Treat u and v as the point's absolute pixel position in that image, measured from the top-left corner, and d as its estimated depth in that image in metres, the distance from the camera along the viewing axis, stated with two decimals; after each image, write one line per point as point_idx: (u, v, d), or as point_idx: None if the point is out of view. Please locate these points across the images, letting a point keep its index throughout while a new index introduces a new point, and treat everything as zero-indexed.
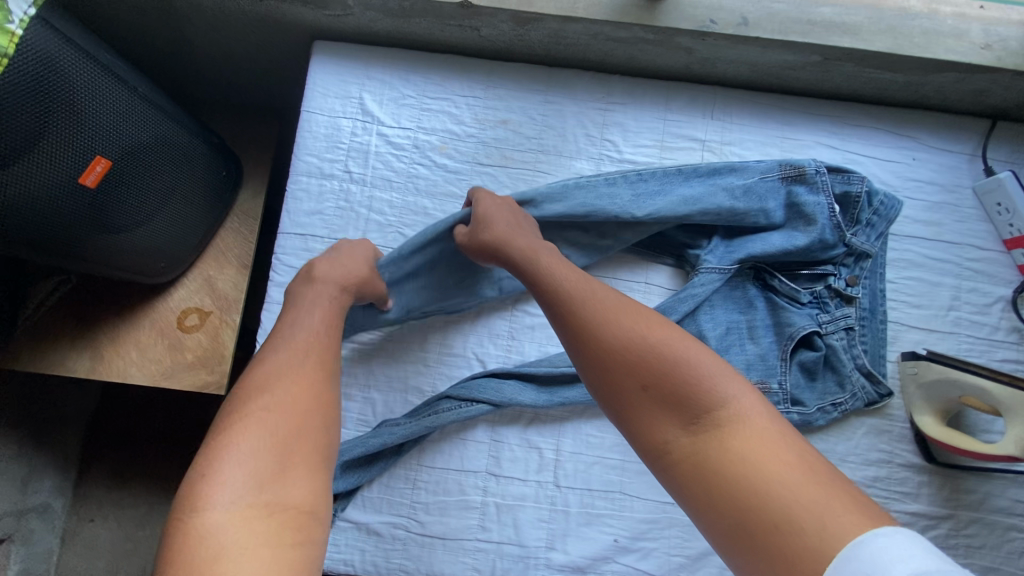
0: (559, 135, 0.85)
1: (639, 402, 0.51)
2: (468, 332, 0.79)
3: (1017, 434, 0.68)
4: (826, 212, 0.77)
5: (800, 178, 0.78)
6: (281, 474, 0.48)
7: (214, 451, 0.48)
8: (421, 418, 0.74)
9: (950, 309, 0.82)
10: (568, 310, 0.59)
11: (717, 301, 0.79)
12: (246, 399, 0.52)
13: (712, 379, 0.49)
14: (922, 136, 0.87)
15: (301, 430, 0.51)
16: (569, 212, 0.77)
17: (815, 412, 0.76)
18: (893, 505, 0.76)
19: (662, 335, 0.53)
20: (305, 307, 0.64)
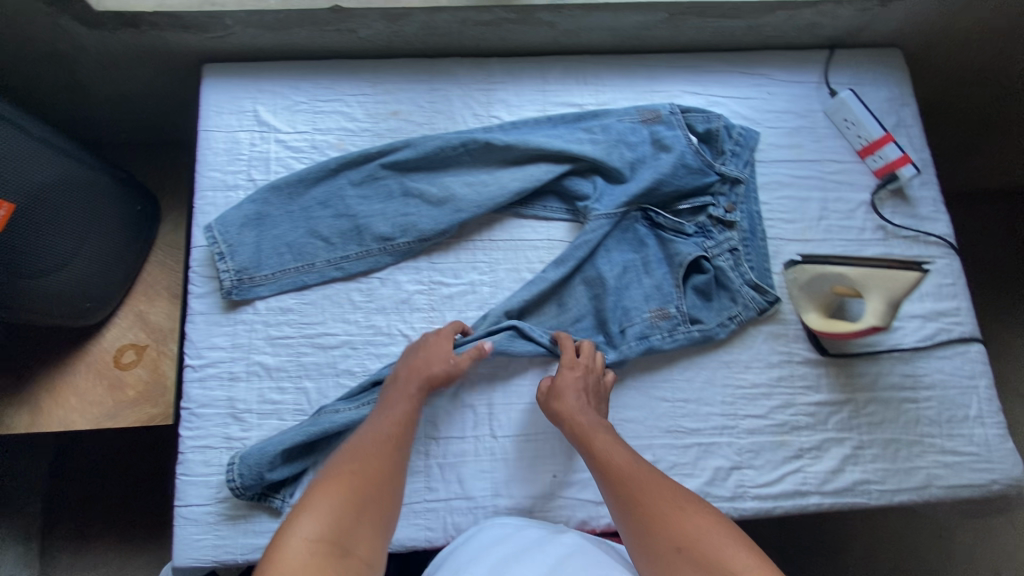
0: (448, 117, 0.91)
1: (664, 564, 0.60)
2: (388, 311, 0.83)
3: (876, 307, 0.77)
4: (685, 142, 0.87)
5: (657, 119, 0.88)
6: (355, 530, 0.60)
7: (304, 504, 0.60)
8: (360, 401, 0.78)
9: (820, 219, 0.91)
10: (610, 462, 0.69)
11: (612, 245, 0.86)
12: (339, 465, 0.66)
13: (721, 553, 0.59)
14: (774, 72, 0.96)
15: (366, 511, 0.62)
16: (445, 154, 0.87)
17: (713, 327, 0.84)
18: (798, 399, 0.84)
19: (684, 508, 0.63)
20: (393, 394, 0.74)
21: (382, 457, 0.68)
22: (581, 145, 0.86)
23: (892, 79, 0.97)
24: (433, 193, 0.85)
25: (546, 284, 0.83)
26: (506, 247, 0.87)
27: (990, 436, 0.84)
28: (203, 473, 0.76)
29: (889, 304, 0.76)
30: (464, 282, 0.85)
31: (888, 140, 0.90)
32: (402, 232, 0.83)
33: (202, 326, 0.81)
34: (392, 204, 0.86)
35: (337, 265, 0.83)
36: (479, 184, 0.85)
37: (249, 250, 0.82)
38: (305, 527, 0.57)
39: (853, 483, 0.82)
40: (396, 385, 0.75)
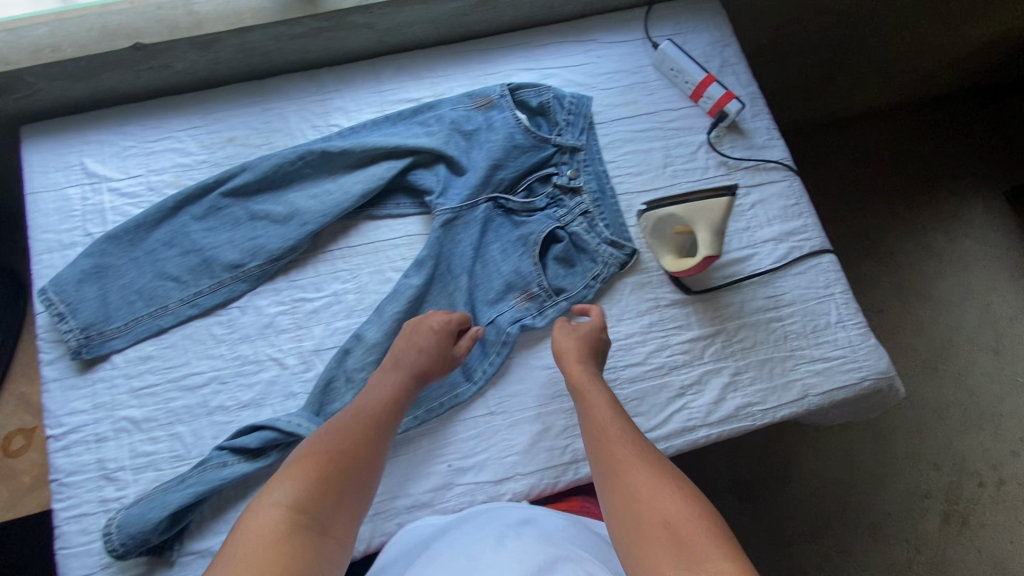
0: (286, 135, 0.90)
1: (643, 532, 0.61)
2: (254, 338, 0.82)
3: (704, 237, 0.80)
4: (513, 122, 0.89)
5: (489, 105, 0.90)
6: (332, 509, 0.62)
7: (287, 473, 0.63)
8: (253, 456, 0.75)
9: (664, 167, 0.95)
10: (609, 436, 0.71)
11: (468, 236, 0.86)
12: (321, 440, 0.67)
13: (700, 537, 0.59)
14: (599, 36, 1.00)
15: (343, 497, 0.63)
16: (280, 170, 0.86)
17: (580, 291, 0.87)
18: (673, 339, 0.88)
19: (671, 492, 0.63)
20: (378, 380, 0.75)
21: (360, 444, 0.68)
22: (417, 139, 0.87)
23: (711, 23, 1.02)
24: (279, 211, 0.85)
25: (410, 290, 0.82)
26: (365, 251, 0.86)
27: (852, 337, 0.89)
28: (80, 542, 0.73)
29: (713, 231, 0.80)
30: (328, 294, 0.84)
31: (711, 80, 0.94)
32: (252, 256, 0.83)
33: (57, 393, 0.78)
34: (240, 230, 0.85)
35: (192, 302, 0.82)
36: (322, 194, 0.85)
37: (94, 305, 0.79)
38: (280, 495, 0.60)
39: (736, 408, 0.85)
40: (388, 368, 0.75)
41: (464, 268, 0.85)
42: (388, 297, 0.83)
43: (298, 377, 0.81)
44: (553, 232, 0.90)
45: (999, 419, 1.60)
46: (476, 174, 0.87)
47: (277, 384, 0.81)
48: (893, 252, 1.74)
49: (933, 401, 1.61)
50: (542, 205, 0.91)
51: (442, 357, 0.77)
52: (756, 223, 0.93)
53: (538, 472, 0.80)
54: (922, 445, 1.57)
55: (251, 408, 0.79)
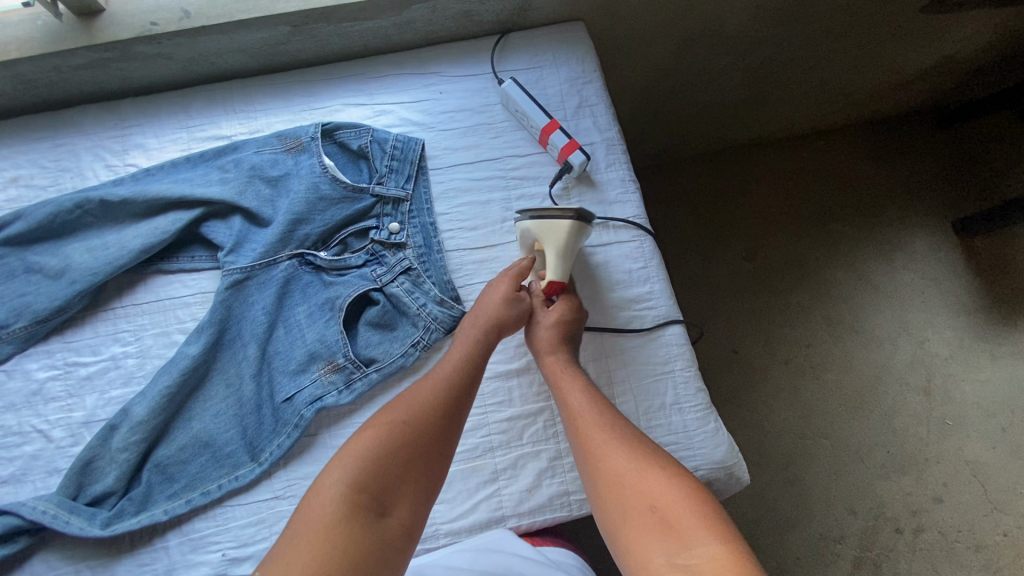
0: (76, 175, 0.82)
1: (633, 520, 0.59)
2: (20, 406, 0.75)
3: (551, 259, 0.76)
4: (318, 169, 0.80)
5: (299, 148, 0.81)
6: (398, 487, 0.61)
7: (341, 451, 0.62)
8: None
9: (502, 221, 0.86)
10: (591, 423, 0.68)
11: (260, 298, 0.78)
12: (379, 411, 0.67)
13: (694, 522, 0.56)
14: (443, 69, 0.90)
15: (403, 461, 0.62)
16: (57, 218, 0.78)
17: (396, 360, 0.78)
18: (490, 417, 0.80)
19: (662, 476, 0.60)
20: (459, 339, 0.74)
21: (421, 399, 0.67)
22: (207, 187, 0.78)
23: (572, 56, 0.92)
24: (53, 265, 0.77)
25: (185, 361, 0.75)
26: (152, 309, 0.79)
27: (690, 420, 0.80)
28: None
29: (559, 254, 0.75)
30: (105, 358, 0.77)
31: (554, 127, 0.85)
32: (17, 316, 0.75)
33: None
34: (11, 285, 0.77)
35: None
36: (99, 248, 0.77)
37: None
38: (334, 475, 0.60)
39: (551, 497, 0.78)
40: (466, 328, 0.75)
41: (254, 334, 0.77)
42: (163, 366, 0.75)
43: (64, 453, 0.74)
44: (369, 292, 0.80)
45: (926, 464, 1.44)
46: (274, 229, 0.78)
47: (40, 459, 0.74)
48: (823, 279, 1.59)
49: (854, 442, 1.46)
50: (357, 262, 0.81)
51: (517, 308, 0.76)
52: (599, 289, 0.84)
53: None
54: (835, 485, 1.43)
55: (9, 485, 0.73)
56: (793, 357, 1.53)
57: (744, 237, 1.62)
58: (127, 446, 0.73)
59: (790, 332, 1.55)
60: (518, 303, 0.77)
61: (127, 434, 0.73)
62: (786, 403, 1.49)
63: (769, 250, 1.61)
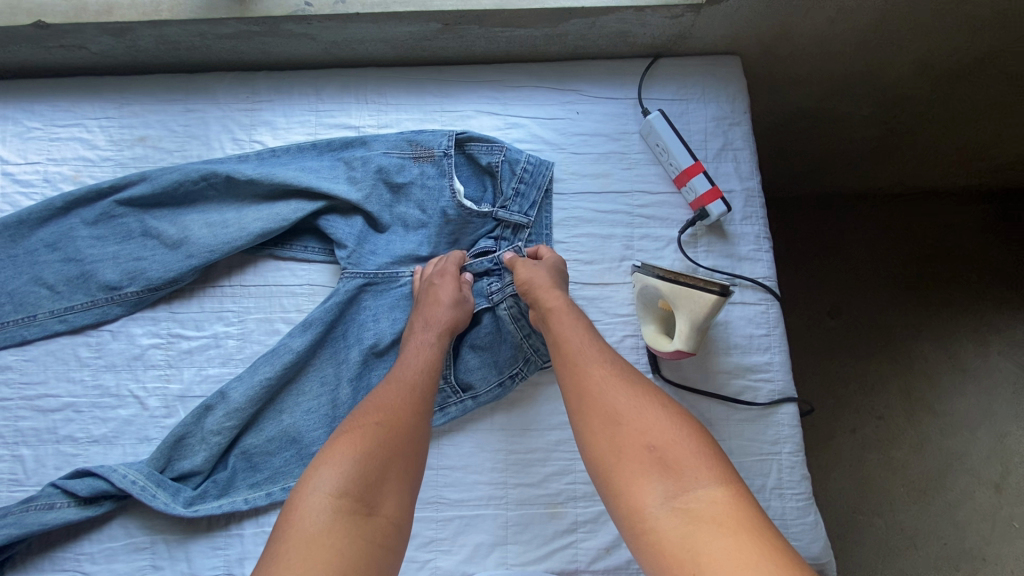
0: (202, 144, 0.81)
1: (624, 455, 0.56)
2: (120, 368, 0.75)
3: (679, 328, 0.63)
4: (447, 190, 0.78)
5: (428, 159, 0.79)
6: (383, 484, 0.56)
7: (323, 456, 0.57)
8: (82, 505, 0.70)
9: (622, 259, 0.81)
10: (584, 359, 0.64)
11: (375, 305, 0.77)
12: (357, 417, 0.61)
13: (690, 461, 0.54)
14: (584, 87, 0.84)
15: (389, 463, 0.57)
16: (182, 186, 0.77)
17: (490, 391, 0.78)
18: (578, 465, 0.76)
19: (653, 410, 0.58)
20: (411, 343, 0.70)
21: (390, 396, 0.62)
22: (334, 183, 0.77)
23: (723, 93, 0.85)
24: (172, 234, 0.76)
25: (288, 354, 0.73)
26: (259, 293, 0.78)
27: (788, 508, 0.75)
28: None
29: (690, 326, 0.62)
30: (208, 335, 0.77)
31: (698, 170, 0.78)
32: (130, 280, 0.75)
33: None
34: (129, 246, 0.77)
35: (61, 317, 0.75)
36: (218, 225, 0.76)
37: None
38: (322, 479, 0.54)
39: (629, 560, 0.74)
40: (419, 331, 0.71)
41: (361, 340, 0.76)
42: (267, 354, 0.74)
43: (156, 422, 0.74)
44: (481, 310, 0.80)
45: (981, 564, 1.23)
46: (396, 239, 0.79)
47: (133, 424, 0.74)
48: (906, 352, 1.35)
49: (909, 526, 1.26)
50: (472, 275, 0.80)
51: (462, 310, 0.74)
52: (714, 351, 0.79)
53: None
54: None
55: (101, 445, 0.73)
56: (860, 427, 1.33)
57: (830, 290, 1.40)
58: (224, 426, 0.72)
59: (862, 400, 1.34)
60: (465, 308, 0.74)
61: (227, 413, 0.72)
62: (845, 472, 1.30)
63: (859, 307, 1.38)
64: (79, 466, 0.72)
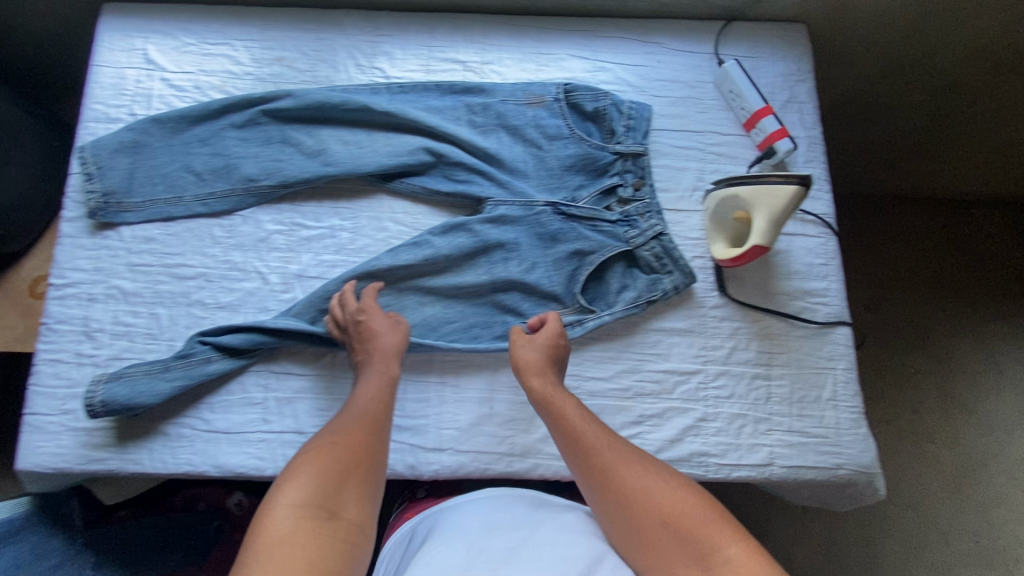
0: (331, 66, 0.92)
1: (646, 527, 0.62)
2: (247, 247, 0.85)
3: (757, 224, 0.71)
4: (567, 131, 0.89)
5: (541, 104, 0.89)
6: (341, 497, 0.61)
7: (285, 477, 0.61)
8: (232, 355, 0.80)
9: (694, 189, 0.89)
10: (591, 433, 0.70)
11: (515, 232, 0.87)
12: (321, 444, 0.66)
13: (706, 525, 0.60)
14: (667, 41, 0.95)
15: (344, 501, 0.61)
16: (315, 98, 0.88)
17: (620, 311, 0.83)
18: (647, 365, 0.83)
19: (663, 482, 0.64)
20: (366, 376, 0.75)
21: (320, 439, 0.67)
22: (457, 126, 0.88)
23: (790, 54, 0.95)
24: (303, 139, 0.88)
25: (415, 254, 0.84)
26: (371, 195, 0.88)
27: (843, 419, 0.82)
28: (51, 384, 0.80)
29: (768, 220, 0.70)
30: (325, 226, 0.87)
31: (768, 112, 0.88)
32: (265, 173, 0.86)
33: (68, 248, 0.84)
34: (268, 149, 0.88)
35: (203, 201, 0.86)
36: (353, 142, 0.87)
37: (120, 175, 0.85)
38: (292, 494, 0.59)
39: (691, 453, 0.81)
40: (371, 360, 0.76)
41: (491, 265, 0.86)
42: (405, 252, 0.84)
43: (275, 295, 0.84)
44: (620, 244, 0.85)
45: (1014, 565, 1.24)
46: (518, 178, 0.88)
47: (255, 296, 0.84)
48: (945, 350, 1.38)
49: (942, 522, 1.27)
50: (614, 219, 0.87)
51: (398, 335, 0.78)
52: (775, 275, 0.86)
53: (469, 453, 0.80)
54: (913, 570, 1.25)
55: (226, 311, 0.83)
56: (895, 418, 1.34)
57: (875, 286, 1.43)
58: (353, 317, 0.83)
59: (898, 394, 1.36)
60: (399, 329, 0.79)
61: (352, 301, 0.84)
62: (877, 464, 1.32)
63: (903, 305, 1.41)
64: (216, 327, 0.81)
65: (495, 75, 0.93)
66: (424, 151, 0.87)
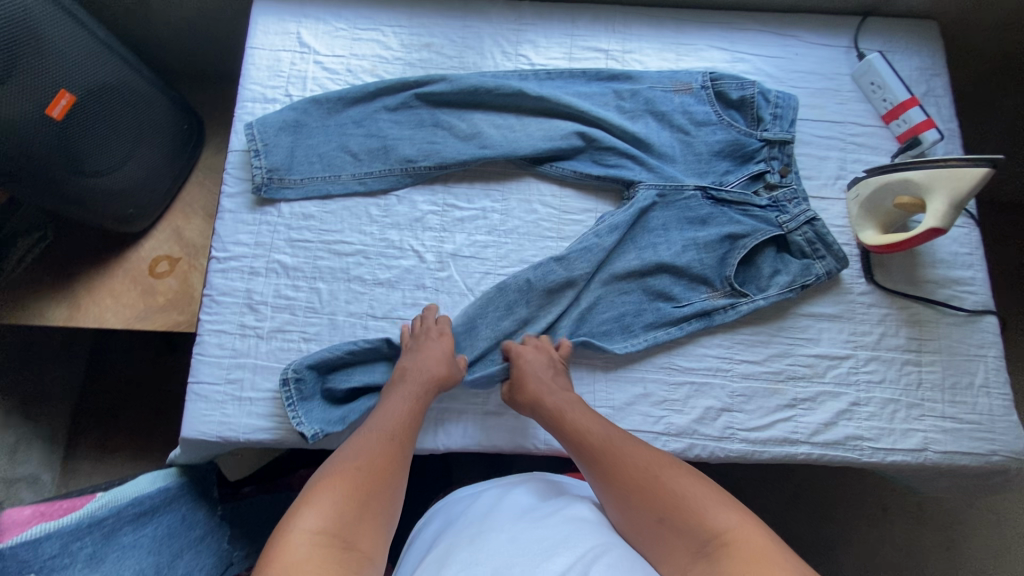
0: (477, 53, 0.95)
1: (652, 522, 0.62)
2: (402, 226, 0.87)
3: (937, 207, 0.76)
4: (715, 119, 0.91)
5: (688, 92, 0.92)
6: (356, 526, 0.58)
7: (306, 498, 0.59)
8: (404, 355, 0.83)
9: (838, 178, 0.91)
10: (594, 439, 0.70)
11: (663, 218, 0.89)
12: (342, 462, 0.64)
13: (704, 504, 0.60)
14: (803, 34, 0.97)
15: (357, 529, 0.58)
16: (467, 82, 0.91)
17: (775, 295, 0.85)
18: (798, 349, 0.85)
19: (671, 471, 0.65)
20: (398, 395, 0.75)
21: (348, 455, 0.66)
22: (607, 112, 0.91)
23: (926, 48, 0.97)
24: (457, 123, 0.90)
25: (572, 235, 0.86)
26: (521, 178, 0.90)
27: (995, 406, 0.83)
28: (216, 354, 0.82)
29: (951, 203, 0.75)
30: (477, 208, 0.89)
31: (913, 103, 0.90)
32: (424, 156, 0.88)
33: (229, 222, 0.86)
34: (421, 131, 0.90)
35: (361, 179, 0.88)
36: (505, 127, 0.90)
37: (283, 153, 0.87)
38: (308, 519, 0.57)
39: (846, 437, 0.81)
40: (400, 387, 0.76)
41: (641, 250, 0.88)
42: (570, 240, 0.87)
43: (431, 273, 0.86)
44: (772, 229, 0.87)
45: None
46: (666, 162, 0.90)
47: (412, 273, 0.86)
48: None
49: None
50: (765, 206, 0.89)
51: (451, 365, 0.78)
52: (921, 263, 0.87)
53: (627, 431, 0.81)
54: None
55: (384, 287, 0.85)
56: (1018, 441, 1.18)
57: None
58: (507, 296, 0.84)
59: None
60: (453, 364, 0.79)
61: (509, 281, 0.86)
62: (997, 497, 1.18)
63: None
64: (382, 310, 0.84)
65: (637, 64, 0.95)
66: (575, 135, 0.89)
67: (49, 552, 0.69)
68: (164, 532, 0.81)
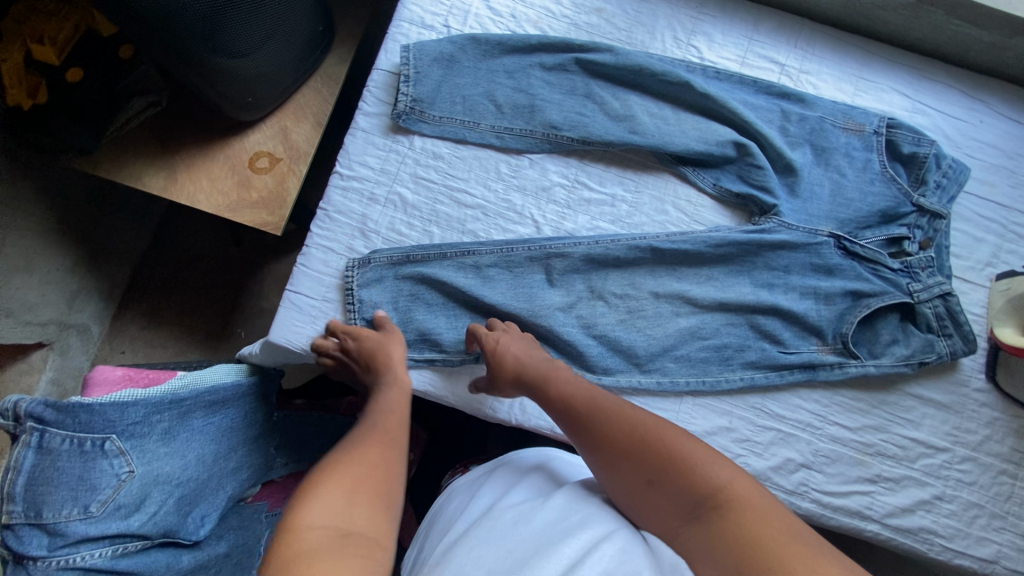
0: (648, 32, 0.89)
1: (644, 489, 0.57)
2: (528, 191, 0.84)
3: None
4: (878, 170, 0.85)
5: (859, 133, 0.85)
6: (359, 511, 0.52)
7: (302, 490, 0.53)
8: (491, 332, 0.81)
9: (987, 264, 0.85)
10: (583, 403, 0.67)
11: (789, 258, 0.84)
12: (337, 453, 0.59)
13: (699, 461, 0.56)
14: (994, 102, 0.90)
15: (361, 515, 0.52)
16: (634, 59, 0.85)
17: (889, 365, 0.81)
18: (895, 427, 0.81)
19: (661, 426, 0.62)
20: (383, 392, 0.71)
21: (345, 448, 0.61)
22: (769, 129, 0.85)
23: None
24: (609, 101, 0.85)
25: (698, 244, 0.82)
26: (659, 175, 0.86)
27: None
28: (319, 270, 0.81)
29: None
30: (607, 194, 0.85)
31: None
32: (570, 126, 0.84)
33: (360, 141, 0.84)
34: (572, 100, 0.86)
35: (499, 134, 0.84)
36: (660, 117, 0.85)
37: (431, 85, 0.84)
38: (312, 511, 0.50)
39: (919, 528, 0.78)
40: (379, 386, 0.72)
41: (756, 287, 0.83)
42: (678, 241, 0.82)
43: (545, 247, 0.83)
44: (901, 295, 0.82)
45: None
46: (814, 199, 0.85)
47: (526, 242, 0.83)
48: None
49: None
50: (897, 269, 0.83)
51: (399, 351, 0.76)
52: None
53: None
54: None
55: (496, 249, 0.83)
56: None
57: None
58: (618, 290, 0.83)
59: None
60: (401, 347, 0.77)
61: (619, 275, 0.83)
62: None
63: None
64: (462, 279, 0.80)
65: (811, 87, 0.88)
66: (731, 145, 0.84)
67: (132, 418, 0.70)
68: (228, 425, 0.82)
